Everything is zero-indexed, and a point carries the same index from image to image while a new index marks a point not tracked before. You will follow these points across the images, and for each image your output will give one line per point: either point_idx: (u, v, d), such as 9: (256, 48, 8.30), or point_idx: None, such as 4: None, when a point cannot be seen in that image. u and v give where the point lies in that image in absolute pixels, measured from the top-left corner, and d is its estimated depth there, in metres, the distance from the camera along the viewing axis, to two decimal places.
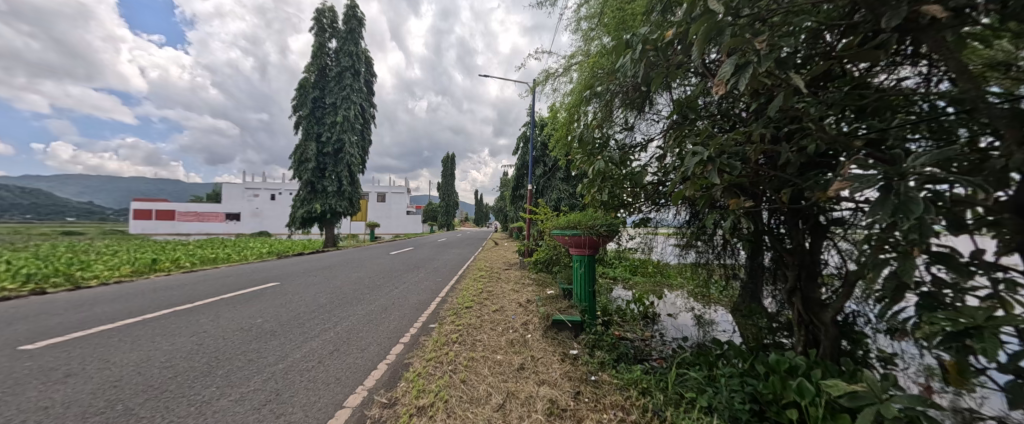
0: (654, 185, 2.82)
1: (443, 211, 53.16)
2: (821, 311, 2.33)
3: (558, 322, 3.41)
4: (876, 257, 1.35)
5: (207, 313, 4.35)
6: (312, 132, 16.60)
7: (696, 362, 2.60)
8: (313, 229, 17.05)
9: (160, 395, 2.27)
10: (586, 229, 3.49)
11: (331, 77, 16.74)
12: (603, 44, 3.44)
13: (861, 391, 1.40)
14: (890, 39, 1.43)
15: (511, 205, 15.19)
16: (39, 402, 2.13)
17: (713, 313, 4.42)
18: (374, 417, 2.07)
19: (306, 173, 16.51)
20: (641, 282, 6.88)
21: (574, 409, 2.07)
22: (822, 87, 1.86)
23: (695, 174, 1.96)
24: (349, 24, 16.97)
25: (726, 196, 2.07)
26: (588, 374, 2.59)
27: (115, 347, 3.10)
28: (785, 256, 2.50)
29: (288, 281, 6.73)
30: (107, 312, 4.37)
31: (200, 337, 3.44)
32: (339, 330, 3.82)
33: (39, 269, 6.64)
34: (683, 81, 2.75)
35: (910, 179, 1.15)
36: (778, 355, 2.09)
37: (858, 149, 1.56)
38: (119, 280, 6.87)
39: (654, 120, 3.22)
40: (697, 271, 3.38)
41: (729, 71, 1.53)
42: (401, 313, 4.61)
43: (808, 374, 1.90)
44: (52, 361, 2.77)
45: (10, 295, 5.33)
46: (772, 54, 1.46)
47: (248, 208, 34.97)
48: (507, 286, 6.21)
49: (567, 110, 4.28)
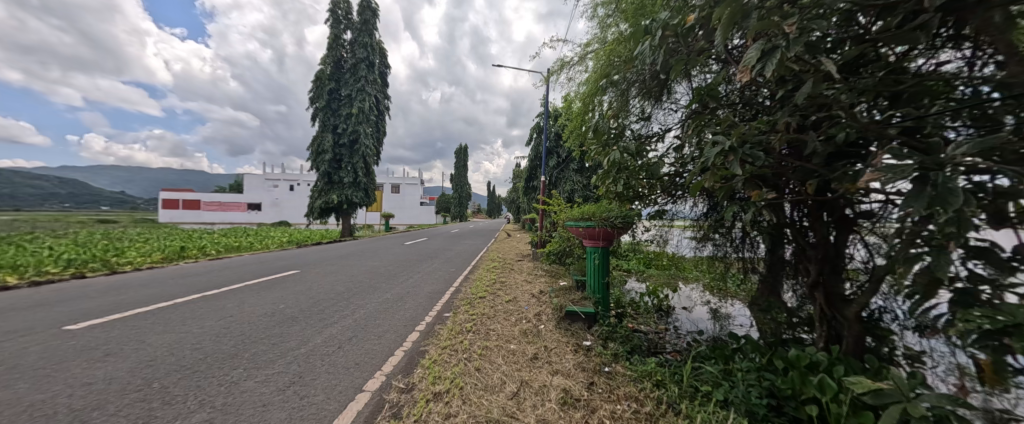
0: (671, 176, 2.75)
1: (456, 203, 53.68)
2: (844, 307, 2.25)
3: (570, 313, 3.42)
4: (906, 252, 1.28)
5: (232, 299, 4.52)
6: (328, 124, 16.84)
7: (711, 355, 2.56)
8: (329, 219, 17.43)
9: (192, 374, 2.40)
10: (600, 220, 3.46)
11: (347, 69, 16.90)
12: (621, 32, 3.34)
13: (887, 389, 1.35)
14: (932, 20, 1.34)
15: (524, 197, 15.09)
16: (83, 379, 2.27)
17: (730, 307, 4.38)
18: (392, 402, 2.12)
19: (322, 164, 16.78)
20: (654, 275, 6.78)
21: (588, 399, 2.09)
22: (855, 74, 1.75)
23: (715, 164, 1.91)
24: (364, 15, 16.99)
25: (747, 187, 2.01)
26: (601, 365, 2.59)
27: (149, 329, 3.28)
28: (808, 250, 2.43)
29: (308, 269, 6.96)
30: (141, 295, 4.62)
31: (227, 321, 3.58)
32: (357, 317, 3.93)
33: (80, 254, 7.06)
34: (703, 69, 2.67)
35: (948, 169, 1.09)
36: (798, 350, 2.02)
37: (891, 137, 1.48)
38: (150, 266, 7.22)
39: (671, 109, 3.14)
40: (713, 264, 3.34)
41: (755, 57, 1.50)
42: (416, 302, 4.73)
43: (831, 371, 1.84)
44: (93, 341, 2.94)
45: (54, 279, 5.69)
46: (803, 37, 1.40)
47: (268, 198, 36.05)
48: (520, 276, 6.25)
49: (581, 99, 4.23)
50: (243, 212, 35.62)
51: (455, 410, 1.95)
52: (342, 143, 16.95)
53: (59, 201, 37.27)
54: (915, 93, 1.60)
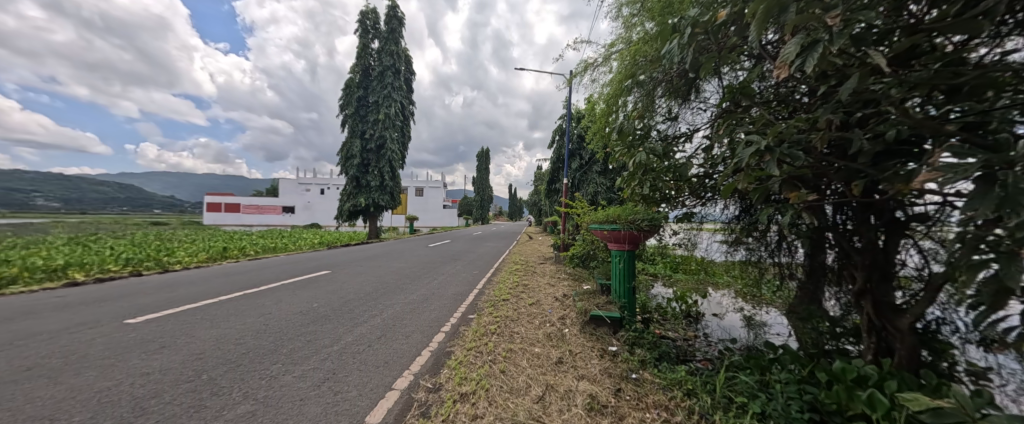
0: (700, 178, 2.67)
1: (478, 206, 54.19)
2: (896, 317, 2.09)
3: (595, 317, 3.37)
4: (968, 259, 1.18)
5: (269, 297, 4.77)
6: (356, 130, 17.51)
7: (746, 365, 2.44)
8: (357, 221, 18.07)
9: (236, 368, 2.55)
10: (625, 223, 3.39)
11: (374, 76, 17.52)
12: (647, 31, 3.28)
13: (948, 407, 1.25)
14: (997, 6, 1.23)
15: (545, 200, 15.01)
16: (143, 368, 2.47)
17: (765, 315, 4.18)
18: (420, 401, 2.17)
19: (350, 169, 17.45)
20: (682, 280, 6.56)
21: (615, 406, 2.05)
22: (907, 66, 1.63)
23: (749, 164, 1.83)
24: (390, 24, 17.56)
25: (785, 189, 1.91)
26: (628, 372, 2.53)
27: (197, 324, 3.51)
28: (853, 255, 2.28)
29: (337, 270, 7.23)
30: (188, 293, 4.96)
31: (265, 318, 3.79)
32: (385, 317, 4.04)
33: (137, 254, 7.68)
34: (734, 66, 2.58)
35: (1019, 168, 1.00)
36: (843, 362, 1.90)
37: (950, 134, 1.37)
38: (197, 265, 7.76)
39: (700, 108, 3.06)
40: (746, 269, 3.21)
41: (794, 52, 1.43)
42: (441, 303, 4.81)
43: (882, 386, 1.70)
44: (150, 334, 3.19)
45: (115, 276, 6.23)
46: (847, 30, 1.32)
47: (300, 202, 37.82)
48: (543, 279, 6.23)
49: (605, 101, 4.17)
50: (277, 215, 37.58)
51: (481, 412, 1.96)
52: (369, 148, 17.54)
53: (117, 205, 40.74)
54: (978, 85, 1.45)
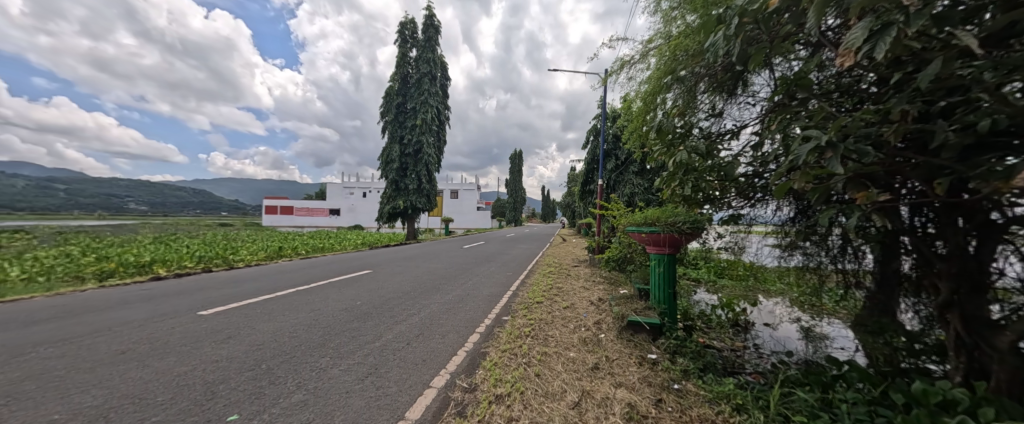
0: (748, 177, 2.49)
1: (511, 207, 54.52)
2: (992, 335, 1.81)
3: (632, 323, 3.27)
4: None
5: (318, 294, 5.12)
6: (396, 135, 18.36)
7: (805, 381, 2.23)
8: (396, 223, 18.89)
9: (290, 359, 2.75)
10: (665, 226, 3.20)
11: (412, 84, 18.26)
12: (688, 24, 3.13)
13: None
14: None
15: (580, 202, 14.76)
16: (213, 356, 2.75)
17: (825, 327, 3.80)
18: (456, 400, 2.21)
19: (390, 173, 18.31)
20: (728, 286, 6.16)
21: (656, 417, 1.96)
22: (1004, 47, 1.42)
23: (807, 162, 1.66)
24: (428, 33, 18.23)
25: (851, 189, 1.72)
26: (670, 381, 2.42)
27: (257, 317, 3.85)
28: (936, 263, 2.01)
29: (378, 270, 7.60)
30: (249, 288, 5.44)
31: (315, 314, 4.07)
32: (422, 316, 4.19)
33: (209, 252, 8.58)
34: (787, 56, 2.39)
35: None
36: (927, 384, 1.66)
37: None
38: (257, 263, 8.52)
39: (748, 103, 2.86)
40: (803, 276, 2.94)
41: (861, 38, 1.29)
42: (476, 304, 4.89)
43: (976, 413, 1.47)
44: (218, 325, 3.55)
45: (191, 272, 7.00)
46: (927, 10, 1.17)
47: (345, 204, 40.24)
48: (577, 282, 6.13)
49: (642, 99, 4.03)
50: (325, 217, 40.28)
51: (516, 414, 1.97)
52: (407, 152, 18.30)
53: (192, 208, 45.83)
54: None
